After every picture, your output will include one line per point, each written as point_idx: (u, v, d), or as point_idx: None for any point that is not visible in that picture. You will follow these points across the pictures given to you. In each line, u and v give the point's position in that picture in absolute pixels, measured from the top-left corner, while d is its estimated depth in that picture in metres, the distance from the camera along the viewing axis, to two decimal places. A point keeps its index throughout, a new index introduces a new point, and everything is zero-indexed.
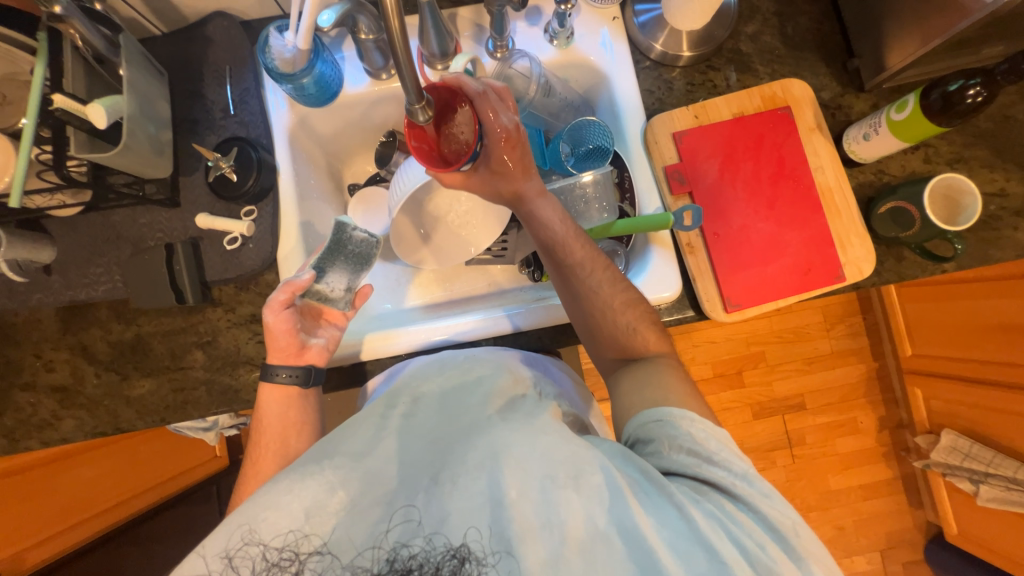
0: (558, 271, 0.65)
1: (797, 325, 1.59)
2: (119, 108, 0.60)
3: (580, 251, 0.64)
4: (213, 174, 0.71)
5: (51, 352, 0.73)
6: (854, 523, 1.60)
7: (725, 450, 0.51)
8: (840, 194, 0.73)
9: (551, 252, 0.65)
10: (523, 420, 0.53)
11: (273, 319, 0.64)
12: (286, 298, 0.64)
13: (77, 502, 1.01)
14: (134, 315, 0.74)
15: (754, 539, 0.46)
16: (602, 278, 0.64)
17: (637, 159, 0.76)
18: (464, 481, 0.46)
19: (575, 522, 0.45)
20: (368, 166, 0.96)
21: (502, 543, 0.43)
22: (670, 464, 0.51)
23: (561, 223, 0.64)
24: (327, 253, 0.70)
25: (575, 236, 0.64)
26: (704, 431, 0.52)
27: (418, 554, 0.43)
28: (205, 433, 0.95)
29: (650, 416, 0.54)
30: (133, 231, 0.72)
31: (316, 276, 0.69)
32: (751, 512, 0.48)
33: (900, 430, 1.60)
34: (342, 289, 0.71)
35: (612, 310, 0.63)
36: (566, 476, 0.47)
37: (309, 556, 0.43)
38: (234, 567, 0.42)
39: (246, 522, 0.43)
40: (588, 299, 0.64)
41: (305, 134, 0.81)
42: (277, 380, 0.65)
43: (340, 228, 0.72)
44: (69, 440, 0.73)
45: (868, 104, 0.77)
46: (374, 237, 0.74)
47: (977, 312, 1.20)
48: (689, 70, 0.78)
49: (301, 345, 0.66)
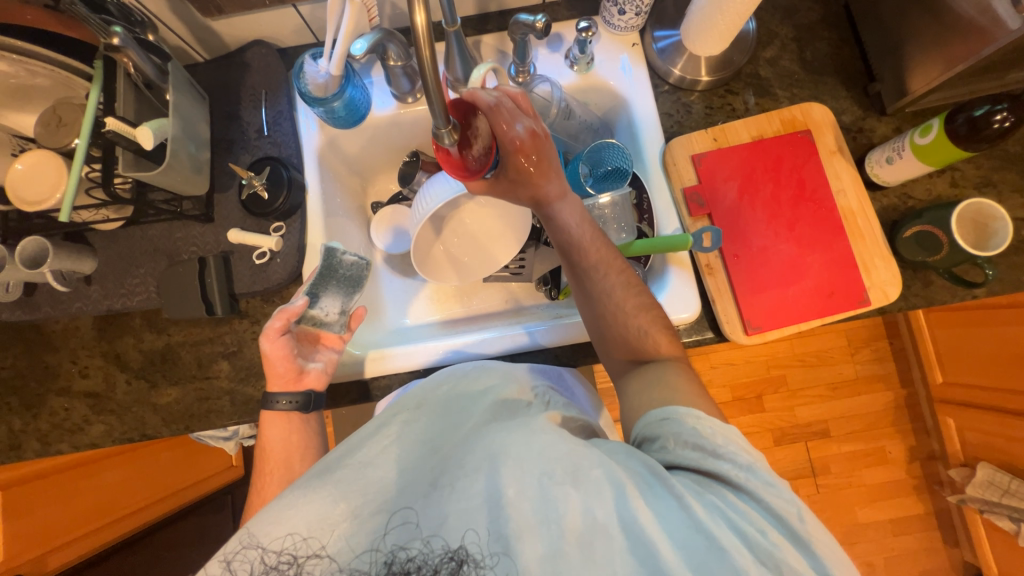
0: (573, 273, 0.66)
1: (820, 349, 1.55)
2: (164, 130, 0.64)
3: (593, 253, 0.64)
4: (246, 192, 0.74)
5: (86, 358, 0.76)
6: (883, 559, 1.52)
7: (733, 444, 0.49)
8: (864, 217, 0.72)
9: (568, 254, 0.66)
10: (523, 423, 0.53)
11: (270, 347, 0.66)
12: (282, 325, 0.66)
13: (100, 504, 1.03)
14: (165, 324, 0.77)
15: (754, 525, 0.45)
16: (616, 281, 0.63)
17: (656, 180, 0.77)
18: (463, 482, 0.47)
19: (574, 515, 0.45)
20: (391, 185, 0.99)
21: (500, 543, 0.44)
22: (674, 458, 0.50)
23: (585, 231, 0.65)
24: (319, 278, 0.72)
25: (591, 240, 0.65)
26: (711, 428, 0.50)
27: (416, 557, 0.44)
28: (225, 443, 0.96)
29: (655, 415, 0.53)
30: (169, 244, 0.75)
31: (310, 301, 0.70)
32: (754, 500, 0.46)
33: (932, 461, 1.52)
34: (336, 312, 0.73)
35: (624, 312, 0.62)
36: (564, 472, 0.47)
37: (308, 559, 0.44)
38: (232, 570, 0.43)
39: (247, 527, 0.44)
40: (600, 302, 0.64)
41: (332, 154, 0.84)
42: (279, 407, 0.66)
43: (330, 254, 0.73)
44: (98, 444, 0.76)
45: (890, 127, 0.76)
46: (364, 260, 0.77)
47: (1011, 339, 1.16)
48: (708, 94, 0.79)
49: (299, 371, 0.67)
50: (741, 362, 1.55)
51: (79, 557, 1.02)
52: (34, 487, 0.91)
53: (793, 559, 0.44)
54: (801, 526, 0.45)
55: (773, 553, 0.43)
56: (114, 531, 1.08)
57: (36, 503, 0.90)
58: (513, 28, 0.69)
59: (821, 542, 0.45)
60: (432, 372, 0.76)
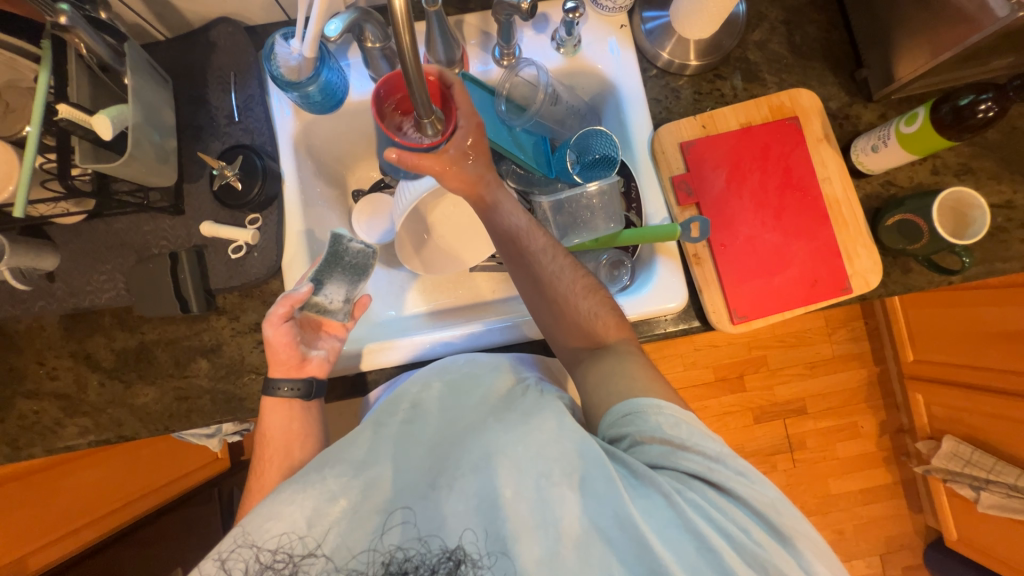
0: (516, 258, 0.65)
1: (799, 330, 1.59)
2: (124, 118, 0.60)
3: (542, 236, 0.66)
4: (218, 183, 0.71)
5: (54, 359, 0.73)
6: (854, 526, 1.60)
7: (697, 434, 0.51)
8: (848, 206, 0.73)
9: (511, 240, 0.65)
10: (520, 417, 0.52)
11: (273, 333, 0.64)
12: (285, 311, 0.64)
13: (86, 500, 1.01)
14: (137, 322, 0.73)
15: (735, 522, 0.47)
16: (563, 263, 0.64)
17: (644, 168, 0.75)
18: (460, 483, 0.48)
19: (570, 519, 0.46)
20: (372, 172, 0.94)
21: (497, 544, 0.45)
22: (644, 456, 0.51)
23: (522, 217, 0.66)
24: (325, 265, 0.70)
25: (535, 226, 0.66)
26: (674, 419, 0.51)
27: (413, 557, 0.45)
28: (208, 439, 0.92)
29: (620, 411, 0.54)
30: (137, 238, 0.71)
31: (315, 288, 0.69)
32: (731, 493, 0.48)
33: (901, 434, 1.60)
34: (341, 300, 0.71)
35: (574, 294, 0.63)
36: (561, 473, 0.48)
37: (304, 558, 0.45)
38: (226, 569, 0.44)
39: (241, 526, 0.46)
40: (551, 285, 0.63)
41: (309, 141, 0.80)
42: (280, 394, 0.65)
43: (337, 240, 0.71)
44: (73, 447, 0.73)
45: (876, 114, 0.76)
46: (371, 248, 0.74)
47: (980, 319, 1.21)
48: (696, 79, 0.78)
49: (301, 358, 0.66)
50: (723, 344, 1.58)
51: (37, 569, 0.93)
52: (22, 484, 0.91)
53: (775, 556, 0.45)
54: (781, 514, 0.47)
55: (760, 550, 0.45)
56: (76, 539, 1.00)
57: (32, 496, 0.92)
58: (498, 8, 0.66)
59: (796, 531, 0.47)
60: (420, 365, 0.74)
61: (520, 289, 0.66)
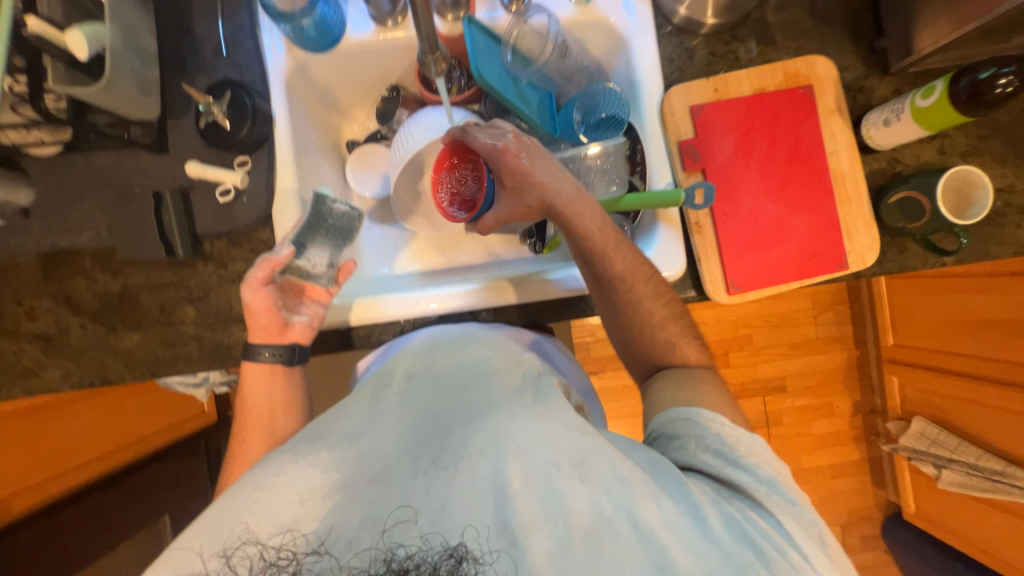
0: (595, 280, 0.65)
1: (786, 310, 1.61)
2: (100, 38, 0.56)
3: (623, 260, 0.62)
4: (205, 120, 0.68)
5: (32, 299, 0.70)
6: (820, 498, 1.68)
7: (754, 456, 0.51)
8: (852, 180, 0.72)
9: (589, 262, 0.64)
10: (530, 402, 0.52)
11: (252, 297, 0.64)
12: (265, 274, 0.64)
13: (71, 444, 1.00)
14: (120, 265, 0.71)
15: (773, 543, 0.45)
16: (643, 291, 0.63)
17: (652, 130, 0.73)
18: (465, 465, 0.45)
19: (580, 510, 0.43)
20: (368, 123, 0.89)
21: (503, 536, 0.41)
22: (694, 460, 0.51)
23: (597, 239, 0.62)
24: (307, 227, 0.67)
25: (614, 246, 0.62)
26: (734, 436, 0.52)
27: (415, 555, 0.38)
28: (195, 388, 0.91)
29: (678, 413, 0.55)
30: (117, 175, 0.68)
31: (296, 251, 0.66)
32: (770, 514, 0.48)
33: (872, 415, 1.66)
34: (324, 265, 0.69)
35: (650, 325, 0.65)
36: (570, 465, 0.45)
37: (306, 556, 0.40)
38: (232, 568, 0.39)
39: (246, 520, 0.41)
40: (627, 312, 0.65)
41: (302, 82, 0.75)
42: (262, 358, 0.66)
43: (320, 201, 0.67)
44: (54, 389, 0.71)
45: (890, 88, 0.74)
46: (355, 210, 0.71)
47: (960, 307, 1.26)
48: (711, 40, 0.75)
49: (283, 324, 0.65)
50: (712, 321, 1.60)
51: (25, 511, 0.91)
52: (4, 425, 0.88)
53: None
54: (817, 558, 0.45)
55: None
56: (60, 484, 0.98)
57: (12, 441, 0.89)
58: None
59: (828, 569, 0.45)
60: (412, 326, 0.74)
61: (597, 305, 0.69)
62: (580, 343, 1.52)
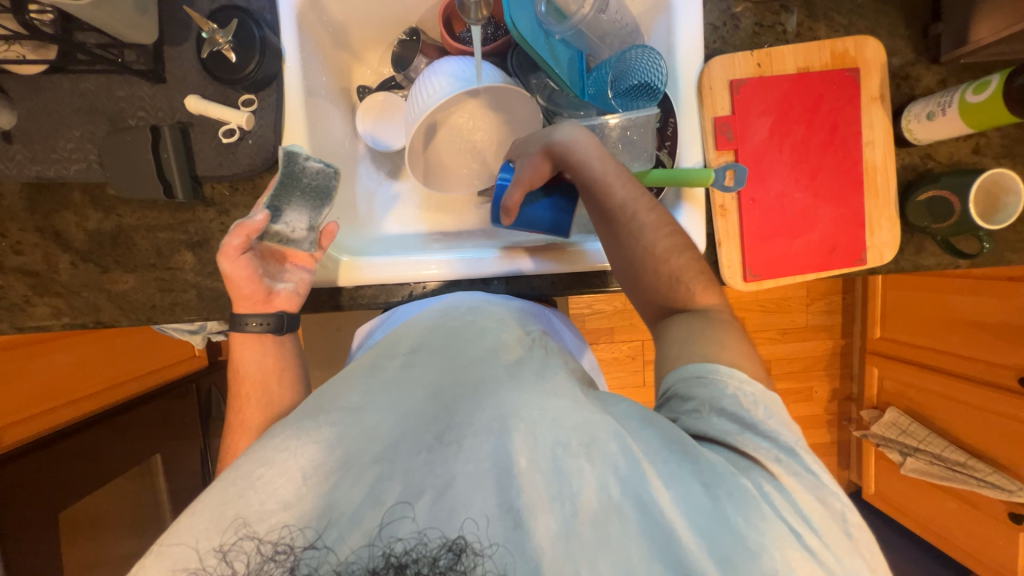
0: (598, 216, 0.63)
1: (783, 296, 1.61)
2: None
3: (628, 181, 0.62)
4: (207, 49, 0.62)
5: (18, 232, 0.66)
6: None
7: (774, 419, 0.49)
8: (883, 174, 0.70)
9: (592, 194, 0.62)
10: (535, 378, 0.52)
11: (230, 267, 0.59)
12: (241, 242, 0.58)
13: (64, 381, 0.99)
14: (113, 203, 0.67)
15: (789, 525, 0.43)
16: (647, 219, 0.61)
17: (687, 106, 0.69)
18: (469, 443, 0.45)
19: (588, 493, 0.43)
20: (380, 67, 0.83)
21: (509, 516, 0.41)
22: (707, 427, 0.49)
23: (598, 164, 0.62)
24: (280, 188, 0.62)
25: (615, 173, 0.62)
26: (753, 395, 0.50)
27: (412, 549, 0.39)
28: (191, 335, 0.89)
29: (692, 370, 0.52)
30: (109, 104, 0.62)
31: (271, 216, 0.62)
32: (786, 487, 0.46)
33: (847, 402, 1.72)
34: (304, 228, 0.64)
35: (655, 257, 0.61)
36: (578, 445, 0.45)
37: (304, 550, 0.39)
38: (228, 564, 0.39)
39: (240, 514, 0.40)
40: (631, 245, 0.61)
41: (315, 16, 0.68)
42: (249, 329, 0.62)
43: (291, 159, 0.62)
44: (44, 328, 0.68)
45: (936, 79, 0.71)
46: (332, 168, 0.65)
47: (949, 306, 1.30)
48: (759, 8, 0.70)
49: (267, 292, 0.62)
50: None
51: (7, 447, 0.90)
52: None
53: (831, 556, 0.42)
54: (837, 541, 0.44)
55: (818, 568, 0.41)
56: (49, 420, 0.97)
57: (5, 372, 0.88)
58: None
59: (850, 553, 0.44)
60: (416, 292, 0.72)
61: (610, 260, 0.65)
62: (576, 314, 1.53)
